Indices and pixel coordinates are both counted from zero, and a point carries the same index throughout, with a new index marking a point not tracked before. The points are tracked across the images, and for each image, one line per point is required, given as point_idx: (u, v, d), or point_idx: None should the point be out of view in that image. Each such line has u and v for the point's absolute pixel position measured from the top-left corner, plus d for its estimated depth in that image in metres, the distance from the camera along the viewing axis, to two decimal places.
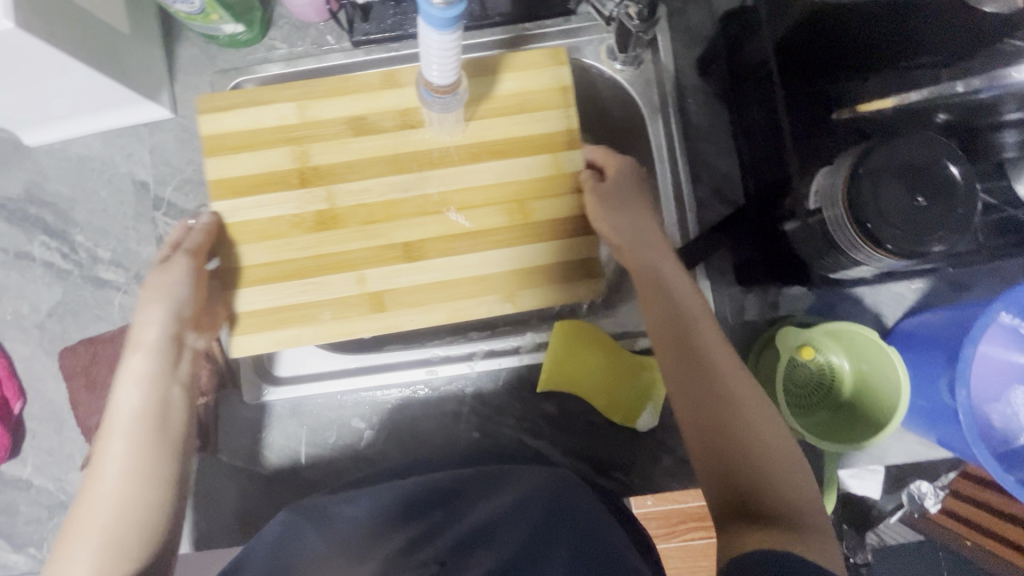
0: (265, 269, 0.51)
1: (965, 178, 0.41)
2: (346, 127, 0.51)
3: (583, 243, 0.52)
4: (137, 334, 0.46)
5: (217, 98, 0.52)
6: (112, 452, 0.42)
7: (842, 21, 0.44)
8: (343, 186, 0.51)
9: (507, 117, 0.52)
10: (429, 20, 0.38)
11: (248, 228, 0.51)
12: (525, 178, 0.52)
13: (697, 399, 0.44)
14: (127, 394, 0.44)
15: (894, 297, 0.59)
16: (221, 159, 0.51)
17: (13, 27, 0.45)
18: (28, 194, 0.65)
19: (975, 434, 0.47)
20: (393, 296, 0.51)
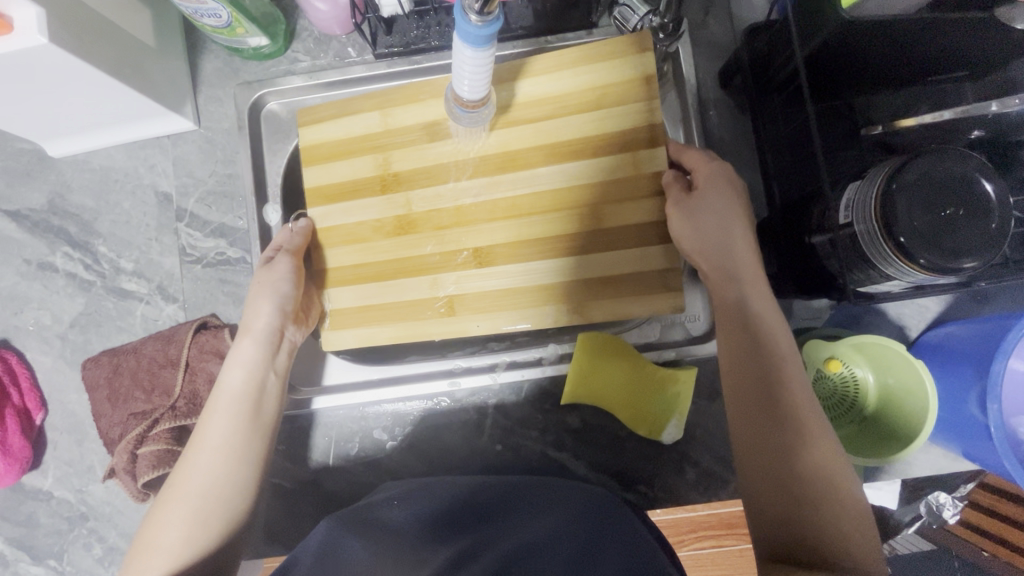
0: (349, 271, 0.55)
1: (998, 194, 0.41)
2: (422, 133, 0.54)
3: (664, 250, 0.51)
4: (248, 321, 0.52)
5: (314, 111, 0.56)
6: (213, 425, 0.48)
7: (870, 56, 0.45)
8: (422, 192, 0.54)
9: (584, 116, 0.51)
10: (464, 37, 0.38)
11: (336, 233, 0.55)
12: (599, 180, 0.51)
13: (760, 409, 0.46)
14: (234, 374, 0.50)
15: (918, 309, 0.59)
16: (317, 168, 0.56)
17: (46, 42, 0.45)
18: (52, 205, 0.65)
19: (1006, 448, 0.47)
20: (462, 301, 0.53)
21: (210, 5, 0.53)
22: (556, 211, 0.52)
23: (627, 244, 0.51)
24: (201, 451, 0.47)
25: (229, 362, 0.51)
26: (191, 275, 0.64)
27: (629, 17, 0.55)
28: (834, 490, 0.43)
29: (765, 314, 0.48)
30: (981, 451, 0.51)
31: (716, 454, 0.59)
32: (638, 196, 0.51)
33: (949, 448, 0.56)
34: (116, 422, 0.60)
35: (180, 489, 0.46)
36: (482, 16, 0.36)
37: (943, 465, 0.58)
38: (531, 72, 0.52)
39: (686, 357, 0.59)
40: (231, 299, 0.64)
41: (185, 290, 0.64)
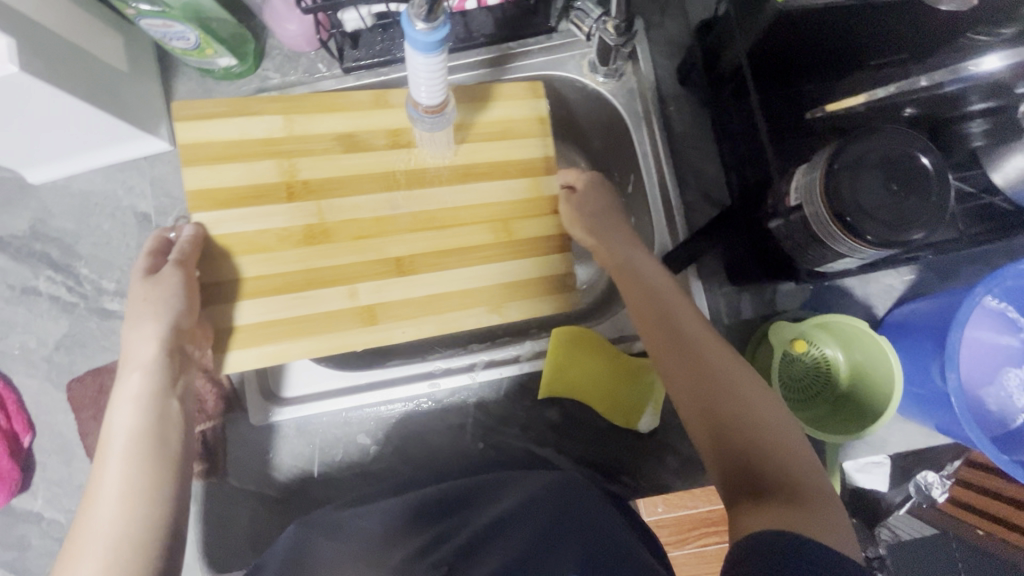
0: (248, 284, 0.50)
1: (936, 167, 0.43)
2: (336, 143, 0.51)
3: (563, 259, 0.55)
4: (135, 350, 0.45)
5: (195, 105, 0.50)
6: (106, 474, 0.41)
7: (806, 43, 0.47)
8: (334, 202, 0.51)
9: (491, 145, 0.54)
10: (414, 44, 0.40)
11: (228, 242, 0.49)
12: (508, 199, 0.54)
13: (690, 377, 0.46)
14: (122, 413, 0.43)
15: (884, 289, 0.60)
16: (202, 169, 0.49)
17: (19, 71, 0.47)
18: (33, 231, 0.67)
19: (969, 416, 0.48)
20: (384, 308, 0.52)
21: (177, 28, 0.56)
22: (472, 225, 0.53)
23: (535, 254, 0.55)
24: (96, 509, 0.40)
25: (112, 404, 0.43)
26: None
27: (584, 20, 0.59)
28: (783, 448, 0.43)
29: (674, 296, 0.50)
30: (948, 422, 0.52)
31: None
32: (541, 214, 0.55)
33: (922, 422, 0.57)
34: None
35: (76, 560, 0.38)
36: (429, 23, 0.38)
37: (917, 438, 0.59)
38: (500, 95, 0.55)
39: None
40: None
41: None
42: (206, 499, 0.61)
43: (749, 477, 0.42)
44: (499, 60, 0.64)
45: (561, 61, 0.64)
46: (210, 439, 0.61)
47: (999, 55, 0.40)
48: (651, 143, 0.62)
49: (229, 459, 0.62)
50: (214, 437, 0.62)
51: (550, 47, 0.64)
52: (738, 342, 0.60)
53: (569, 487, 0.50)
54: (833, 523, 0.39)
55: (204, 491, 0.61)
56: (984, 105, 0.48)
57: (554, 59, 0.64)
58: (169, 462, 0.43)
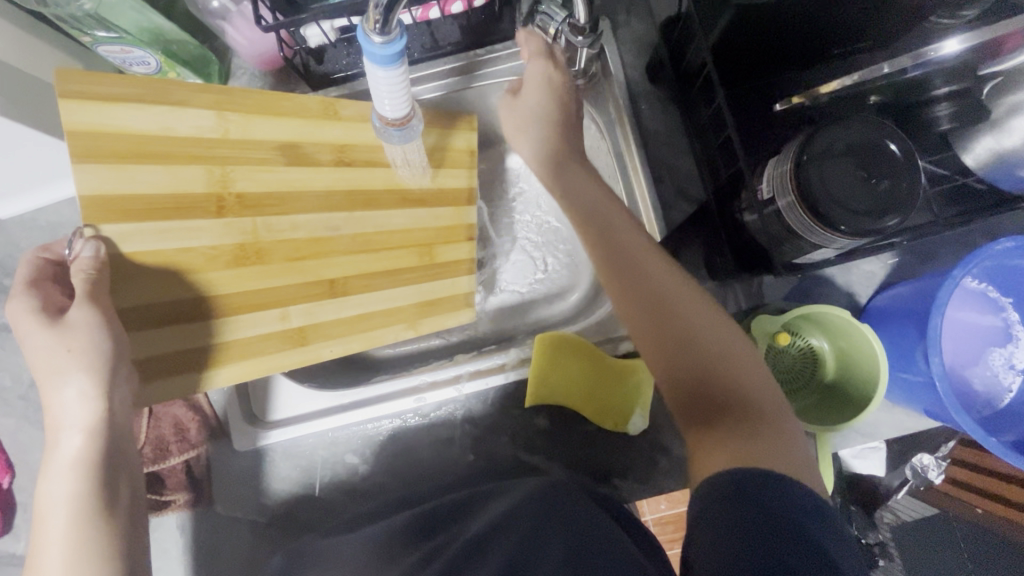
0: (157, 308, 0.45)
1: (905, 153, 0.42)
2: (278, 153, 0.49)
3: (470, 280, 0.59)
4: (62, 415, 0.39)
5: (89, 81, 0.42)
6: (49, 546, 0.37)
7: (770, 35, 0.47)
8: (270, 220, 0.49)
9: (426, 173, 0.56)
10: (372, 59, 0.39)
11: (144, 260, 0.44)
12: (435, 225, 0.57)
13: (644, 309, 0.48)
14: (55, 482, 0.38)
15: (865, 275, 0.60)
16: (106, 168, 0.42)
17: None
18: (3, 267, 0.65)
19: (953, 399, 0.48)
20: (315, 329, 0.52)
21: (136, 53, 0.55)
22: (403, 248, 0.55)
23: (455, 275, 0.58)
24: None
25: (45, 472, 0.38)
26: None
27: (549, 24, 0.58)
28: (740, 378, 0.45)
29: (629, 226, 0.51)
30: (935, 406, 0.52)
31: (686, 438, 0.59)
32: (460, 240, 0.58)
33: (911, 407, 0.57)
34: None
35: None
36: (385, 35, 0.37)
37: (907, 423, 0.59)
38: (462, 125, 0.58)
39: None
40: None
41: None
42: (194, 529, 0.60)
43: (706, 406, 0.44)
44: (466, 68, 0.65)
45: None
46: (193, 467, 0.61)
47: (959, 38, 0.41)
48: (622, 143, 0.62)
49: (215, 487, 0.61)
50: (198, 465, 0.61)
51: (517, 53, 0.64)
52: None
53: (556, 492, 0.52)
54: (784, 447, 0.41)
55: (191, 521, 0.60)
56: (947, 89, 0.49)
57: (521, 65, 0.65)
58: (117, 524, 0.40)
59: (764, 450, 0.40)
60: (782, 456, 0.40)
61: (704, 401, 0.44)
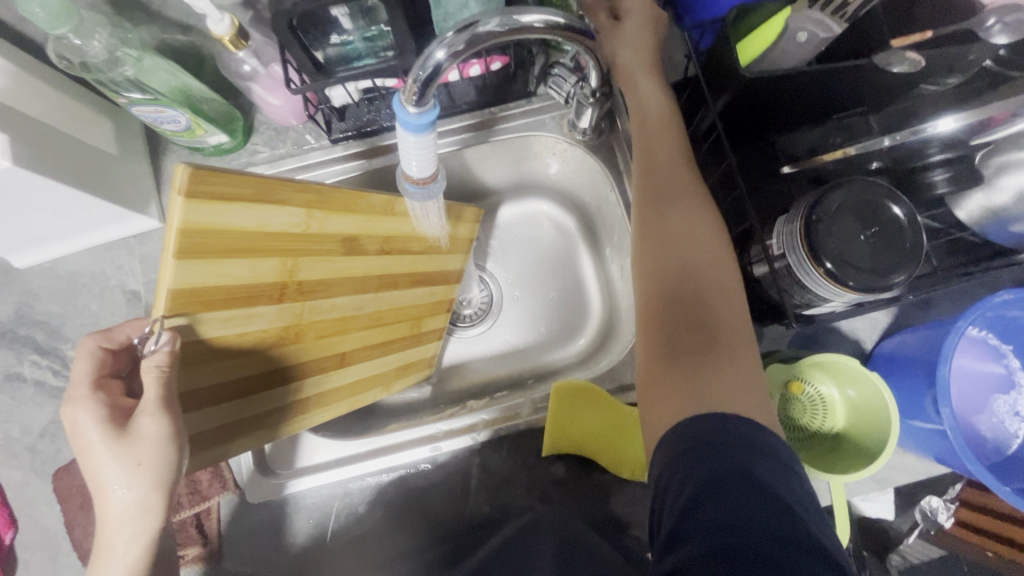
0: (206, 393, 0.43)
1: (908, 214, 0.45)
2: (340, 245, 0.50)
3: (437, 344, 0.72)
4: (111, 530, 0.40)
5: (214, 179, 0.37)
6: None
7: (777, 102, 0.50)
8: (316, 306, 0.50)
9: (439, 254, 0.64)
10: (406, 126, 0.42)
11: (212, 347, 0.41)
12: (430, 299, 0.66)
13: (661, 236, 0.51)
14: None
15: (870, 322, 0.62)
16: (200, 264, 0.38)
17: (12, 164, 0.48)
18: (18, 315, 0.66)
19: (965, 447, 0.49)
20: (316, 399, 0.55)
21: (168, 113, 0.56)
22: (402, 321, 0.62)
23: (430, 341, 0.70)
24: None
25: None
26: None
27: (561, 85, 0.61)
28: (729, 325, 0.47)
29: (678, 171, 0.54)
30: (949, 455, 0.53)
31: None
32: (443, 312, 0.71)
33: (921, 453, 0.58)
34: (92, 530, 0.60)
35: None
36: (420, 106, 0.40)
37: (916, 469, 0.60)
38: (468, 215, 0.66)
39: None
40: None
41: None
42: None
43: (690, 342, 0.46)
44: (482, 124, 0.68)
45: (542, 122, 0.68)
46: (205, 520, 0.60)
47: (954, 118, 0.45)
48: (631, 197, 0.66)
49: (227, 541, 0.60)
50: (210, 519, 0.60)
51: (532, 110, 0.68)
52: None
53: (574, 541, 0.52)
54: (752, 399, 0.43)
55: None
56: (941, 156, 0.52)
57: (536, 122, 0.68)
58: None
59: (732, 403, 0.42)
60: (749, 408, 0.42)
61: (694, 342, 0.46)
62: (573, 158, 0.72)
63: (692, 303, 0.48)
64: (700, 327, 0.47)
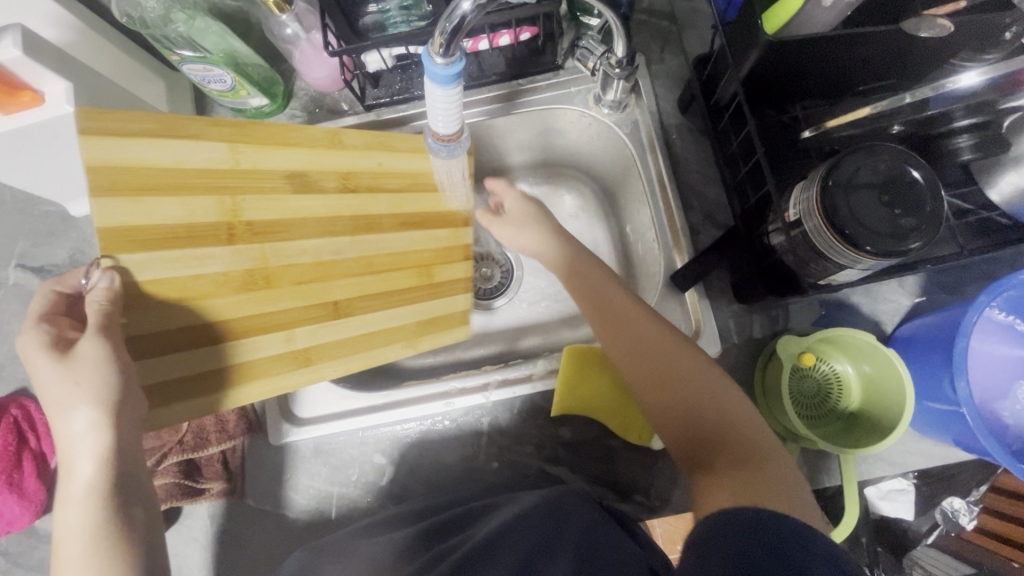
0: (167, 333, 0.46)
1: (928, 180, 0.45)
2: (287, 182, 0.51)
3: (466, 297, 0.67)
4: (72, 448, 0.40)
5: (103, 116, 0.42)
6: (65, 526, 0.39)
7: (799, 71, 0.51)
8: (278, 246, 0.51)
9: (428, 194, 0.62)
10: (433, 78, 0.44)
11: (167, 285, 0.45)
12: (433, 246, 0.64)
13: (644, 368, 0.52)
14: (71, 510, 0.40)
15: (891, 304, 0.61)
16: (120, 202, 0.42)
17: (73, 110, 0.53)
18: (73, 260, 0.71)
19: (980, 423, 0.48)
20: (319, 350, 0.56)
21: (215, 72, 0.60)
22: (405, 268, 0.61)
23: (450, 294, 0.65)
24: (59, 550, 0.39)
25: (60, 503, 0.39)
26: None
27: (588, 58, 0.63)
28: (734, 422, 0.48)
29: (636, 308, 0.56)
30: (965, 436, 0.52)
31: None
32: (457, 260, 0.66)
33: (939, 437, 0.57)
34: None
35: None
36: (447, 57, 0.42)
37: (932, 454, 0.59)
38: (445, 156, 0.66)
39: None
40: None
41: None
42: (224, 520, 0.62)
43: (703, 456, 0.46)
44: (509, 96, 0.70)
45: (569, 95, 0.70)
46: (230, 458, 0.63)
47: (976, 72, 0.44)
48: (656, 170, 0.66)
49: (247, 481, 0.63)
50: (233, 458, 0.63)
51: (560, 83, 0.69)
52: (749, 359, 0.61)
53: (563, 501, 0.52)
54: (785, 489, 0.42)
55: (221, 511, 0.62)
56: (969, 122, 0.50)
57: (563, 94, 0.70)
58: (138, 540, 0.41)
59: (766, 491, 0.41)
60: (785, 496, 0.41)
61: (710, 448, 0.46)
62: (597, 135, 0.73)
63: (696, 426, 0.48)
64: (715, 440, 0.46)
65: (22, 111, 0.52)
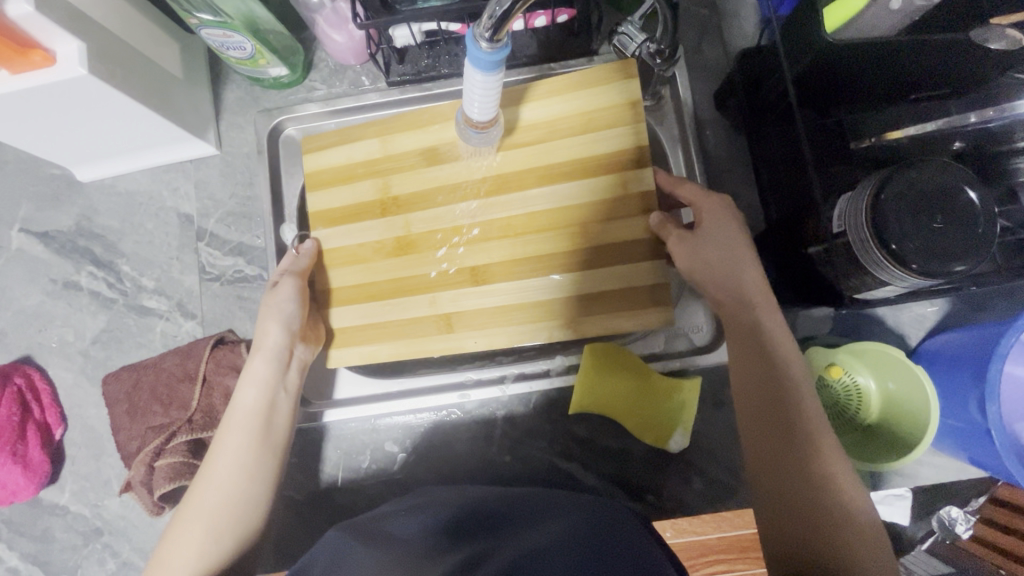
0: (350, 291, 0.60)
1: (982, 201, 0.43)
2: (420, 158, 0.59)
3: (648, 265, 0.56)
4: (259, 340, 0.55)
5: (318, 137, 0.61)
6: (230, 430, 0.51)
7: (853, 76, 0.49)
8: (419, 214, 0.59)
9: (574, 139, 0.57)
10: (475, 63, 0.42)
11: (341, 253, 0.60)
12: (587, 202, 0.56)
13: (774, 403, 0.50)
14: (246, 395, 0.53)
15: (916, 318, 0.60)
16: (317, 193, 0.61)
17: (86, 73, 0.50)
18: (79, 227, 0.68)
19: (1006, 448, 0.48)
20: (460, 317, 0.58)
21: (235, 38, 0.57)
22: (549, 229, 0.57)
23: (617, 259, 0.56)
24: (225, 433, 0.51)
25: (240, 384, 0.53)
26: (210, 293, 0.67)
27: (628, 45, 0.57)
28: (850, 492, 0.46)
29: (784, 339, 0.52)
30: (985, 458, 0.52)
31: (723, 462, 0.60)
32: (625, 216, 0.56)
33: (953, 454, 0.57)
34: (134, 435, 0.62)
35: (165, 573, 0.45)
36: (492, 43, 0.40)
37: (945, 470, 0.59)
38: (532, 97, 0.58)
39: (692, 367, 0.61)
40: (248, 315, 0.66)
41: (203, 307, 0.67)
42: None
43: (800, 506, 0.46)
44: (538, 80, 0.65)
45: None
46: None
47: None
48: (688, 167, 0.63)
49: None
50: None
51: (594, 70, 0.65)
52: None
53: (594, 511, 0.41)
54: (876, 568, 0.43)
55: None
56: None
57: None
58: (270, 449, 0.52)
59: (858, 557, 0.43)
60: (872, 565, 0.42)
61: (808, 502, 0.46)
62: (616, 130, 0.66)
63: (807, 480, 0.47)
64: (822, 504, 0.46)
65: (32, 71, 0.49)
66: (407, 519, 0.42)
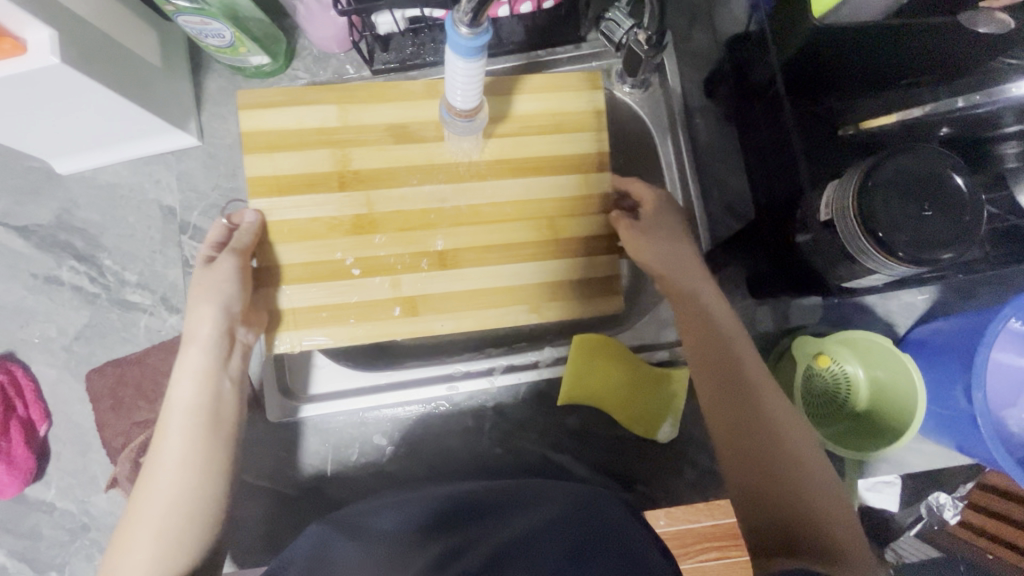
0: (299, 270, 0.56)
1: (971, 188, 0.43)
2: (386, 134, 0.57)
3: (609, 259, 0.59)
4: (194, 328, 0.52)
5: (256, 95, 0.56)
6: (173, 426, 0.49)
7: (839, 62, 0.48)
8: (380, 191, 0.56)
9: (545, 137, 0.58)
10: (456, 48, 0.41)
11: (288, 225, 0.56)
12: (555, 197, 0.58)
13: (733, 397, 0.51)
14: (183, 387, 0.50)
15: (905, 306, 0.60)
16: (258, 156, 0.55)
17: (59, 62, 0.48)
18: (59, 220, 0.67)
19: (993, 436, 0.48)
20: (425, 301, 0.57)
21: (213, 25, 0.56)
22: (516, 219, 0.57)
23: (579, 253, 0.58)
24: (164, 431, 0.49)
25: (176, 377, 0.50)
26: None
27: (614, 31, 0.58)
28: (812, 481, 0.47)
29: (737, 333, 0.53)
30: (973, 445, 0.52)
31: (713, 451, 0.60)
32: (590, 213, 0.58)
33: (942, 441, 0.58)
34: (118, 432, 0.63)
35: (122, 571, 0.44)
36: (473, 28, 0.39)
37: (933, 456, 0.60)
38: (525, 89, 0.58)
39: (681, 358, 0.61)
40: None
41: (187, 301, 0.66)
42: None
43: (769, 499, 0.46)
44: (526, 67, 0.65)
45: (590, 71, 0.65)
46: None
47: None
48: (676, 156, 0.62)
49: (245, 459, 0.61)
50: None
51: (581, 56, 0.65)
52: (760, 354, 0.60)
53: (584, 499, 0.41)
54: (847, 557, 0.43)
55: None
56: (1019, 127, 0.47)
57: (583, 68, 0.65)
58: (222, 436, 0.50)
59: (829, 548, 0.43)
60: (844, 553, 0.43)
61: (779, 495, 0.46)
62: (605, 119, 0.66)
63: (772, 472, 0.47)
64: (797, 496, 0.46)
65: (4, 60, 0.48)
66: (391, 512, 0.41)
